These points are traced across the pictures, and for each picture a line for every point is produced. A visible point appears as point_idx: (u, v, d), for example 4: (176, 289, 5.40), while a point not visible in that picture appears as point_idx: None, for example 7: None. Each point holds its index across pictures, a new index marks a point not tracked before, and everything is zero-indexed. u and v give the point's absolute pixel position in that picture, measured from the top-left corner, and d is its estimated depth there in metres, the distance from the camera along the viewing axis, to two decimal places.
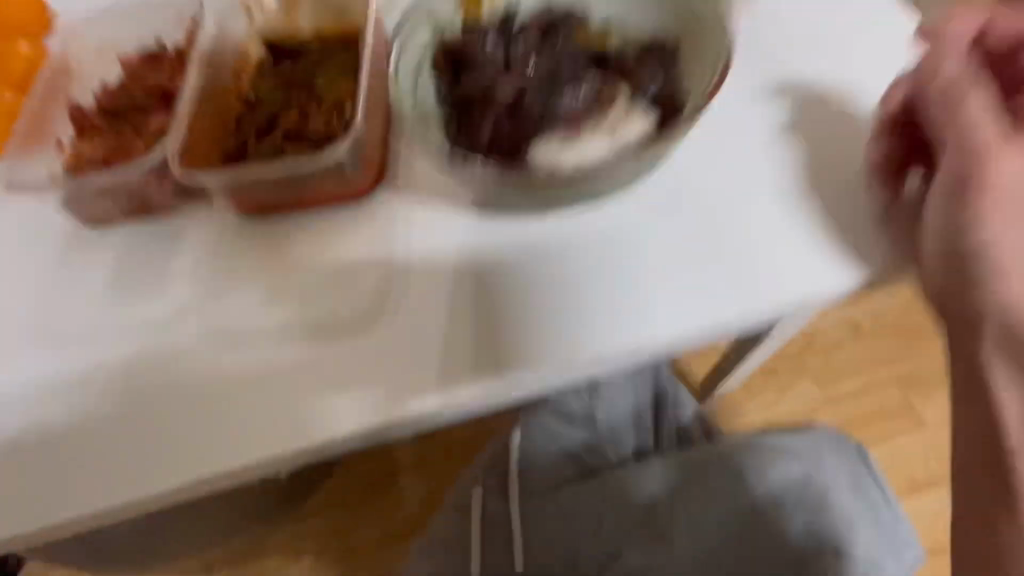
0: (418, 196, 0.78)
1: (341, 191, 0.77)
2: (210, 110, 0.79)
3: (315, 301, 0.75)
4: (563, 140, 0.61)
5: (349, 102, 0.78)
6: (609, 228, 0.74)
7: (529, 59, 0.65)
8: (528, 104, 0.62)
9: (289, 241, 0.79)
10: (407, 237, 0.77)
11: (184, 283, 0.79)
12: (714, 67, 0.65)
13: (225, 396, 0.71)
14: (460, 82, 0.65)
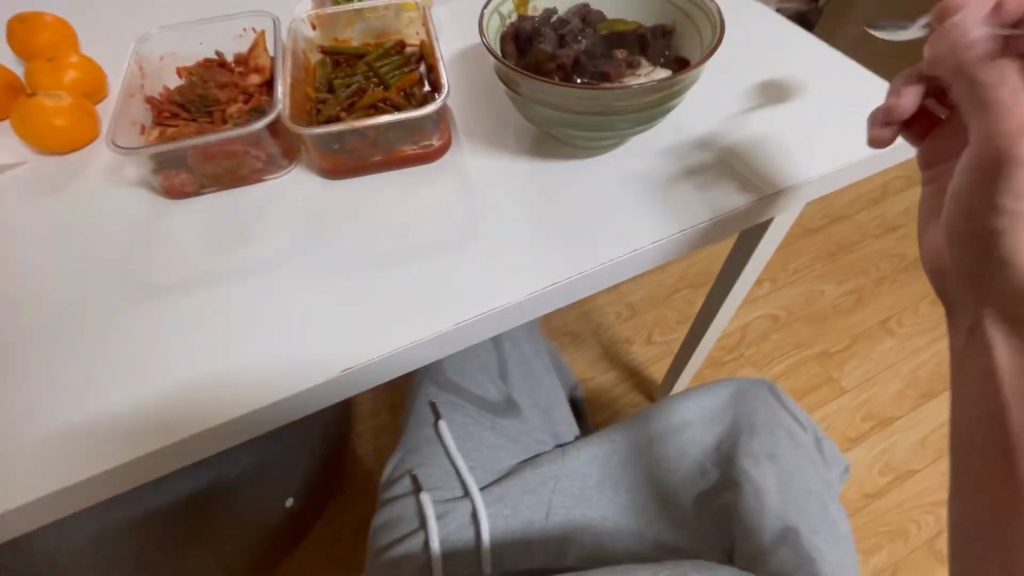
0: (482, 149, 0.96)
1: (418, 146, 0.93)
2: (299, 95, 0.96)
3: (339, 258, 0.86)
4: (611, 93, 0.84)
5: (416, 86, 0.99)
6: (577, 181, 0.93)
7: (576, 37, 0.88)
8: (582, 62, 0.85)
9: (377, 192, 0.92)
10: (477, 179, 0.93)
11: (281, 234, 0.88)
12: (705, 28, 0.87)
13: (285, 330, 0.79)
14: (530, 51, 0.87)
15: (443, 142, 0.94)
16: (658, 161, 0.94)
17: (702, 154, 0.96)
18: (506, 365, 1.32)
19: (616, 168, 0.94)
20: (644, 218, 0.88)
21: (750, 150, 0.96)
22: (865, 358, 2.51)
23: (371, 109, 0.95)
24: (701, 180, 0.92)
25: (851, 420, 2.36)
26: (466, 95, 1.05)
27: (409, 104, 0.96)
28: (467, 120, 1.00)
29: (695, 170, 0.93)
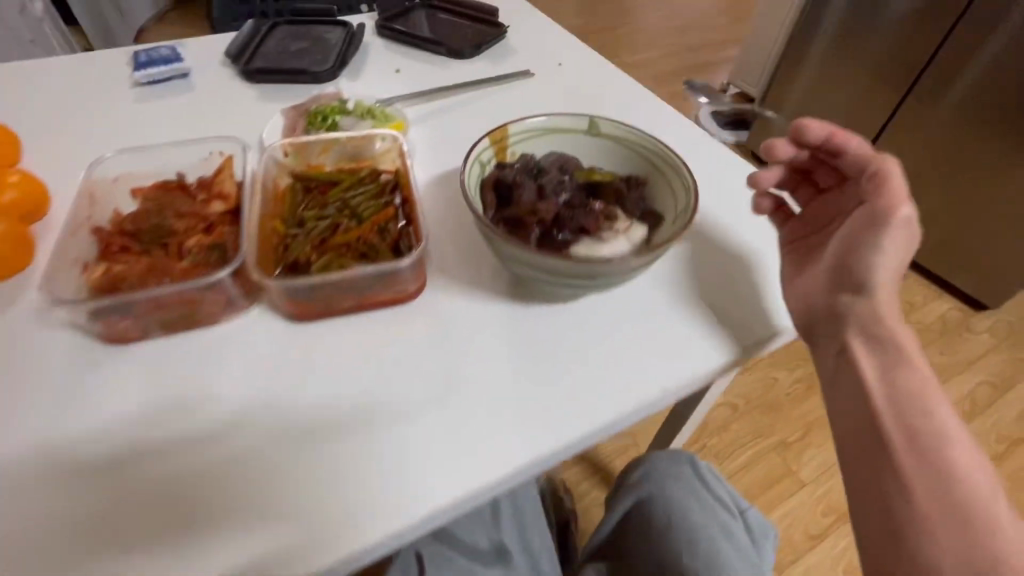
0: (466, 292, 0.93)
1: (391, 293, 0.89)
2: (265, 233, 0.91)
3: (293, 423, 0.77)
4: (588, 248, 0.83)
5: (391, 221, 0.97)
6: (559, 329, 0.90)
7: (555, 190, 0.89)
8: (560, 220, 0.85)
9: (349, 339, 0.86)
10: (460, 325, 0.89)
11: (236, 387, 0.80)
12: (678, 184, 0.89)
13: (235, 519, 0.68)
14: (509, 205, 0.87)
15: (419, 283, 0.90)
16: (641, 308, 0.93)
17: (681, 301, 0.95)
18: (499, 506, 1.25)
19: (599, 315, 0.92)
20: (628, 375, 0.85)
21: (727, 294, 0.97)
22: (822, 448, 2.54)
23: (343, 249, 0.91)
24: (682, 330, 0.91)
25: (809, 515, 2.37)
26: (443, 229, 1.03)
27: (384, 243, 0.93)
28: (443, 258, 0.98)
29: (675, 319, 0.92)
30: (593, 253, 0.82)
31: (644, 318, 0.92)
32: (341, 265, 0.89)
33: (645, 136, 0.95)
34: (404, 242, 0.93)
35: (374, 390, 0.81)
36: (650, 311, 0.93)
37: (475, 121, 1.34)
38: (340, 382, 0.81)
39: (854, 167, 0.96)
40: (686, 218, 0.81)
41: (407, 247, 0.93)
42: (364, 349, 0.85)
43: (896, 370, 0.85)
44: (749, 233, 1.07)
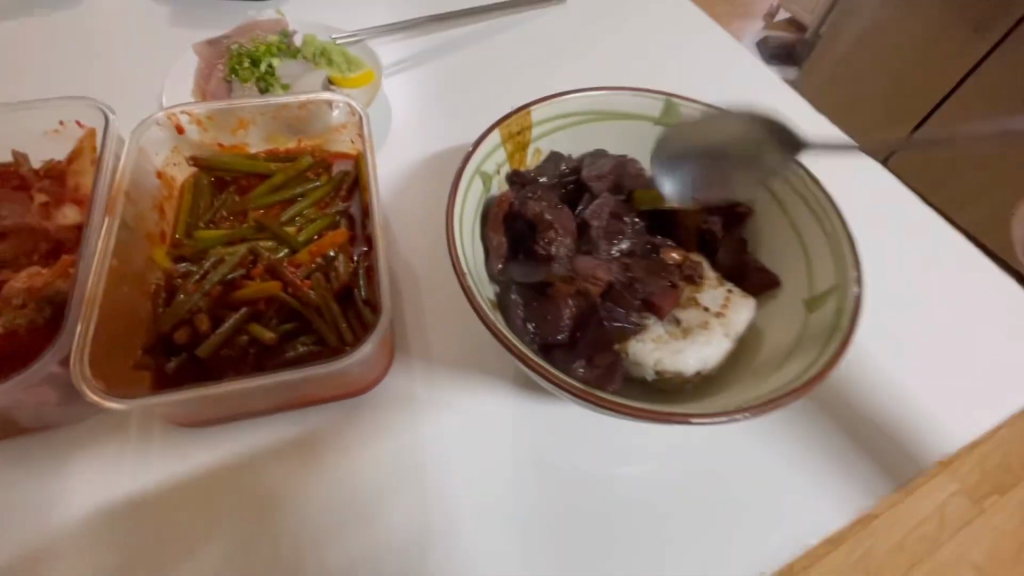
0: (463, 389, 0.59)
1: (330, 388, 0.56)
2: (131, 282, 0.57)
3: None
4: (666, 346, 0.50)
5: (342, 252, 0.63)
6: (597, 446, 0.56)
7: (602, 242, 0.55)
8: (612, 296, 0.52)
9: (265, 474, 0.54)
10: (447, 456, 0.55)
11: (65, 561, 0.49)
12: (814, 224, 0.53)
13: None
14: (529, 266, 0.53)
15: (379, 368, 0.58)
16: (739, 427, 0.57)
17: (801, 409, 0.58)
18: None
19: (675, 444, 0.56)
20: (710, 573, 0.50)
21: (883, 399, 0.59)
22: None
23: (261, 305, 0.58)
24: (803, 479, 0.55)
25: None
26: (425, 265, 0.68)
27: (326, 291, 0.59)
28: (421, 317, 0.64)
29: (792, 451, 0.56)
30: (670, 362, 0.49)
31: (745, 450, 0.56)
32: (255, 336, 0.56)
33: (760, 133, 0.56)
34: (358, 291, 0.60)
35: (294, 552, 0.50)
36: (754, 438, 0.57)
37: (480, 66, 0.90)
38: (245, 538, 0.50)
39: None
40: (842, 308, 0.46)
41: (362, 300, 0.59)
42: (284, 477, 0.54)
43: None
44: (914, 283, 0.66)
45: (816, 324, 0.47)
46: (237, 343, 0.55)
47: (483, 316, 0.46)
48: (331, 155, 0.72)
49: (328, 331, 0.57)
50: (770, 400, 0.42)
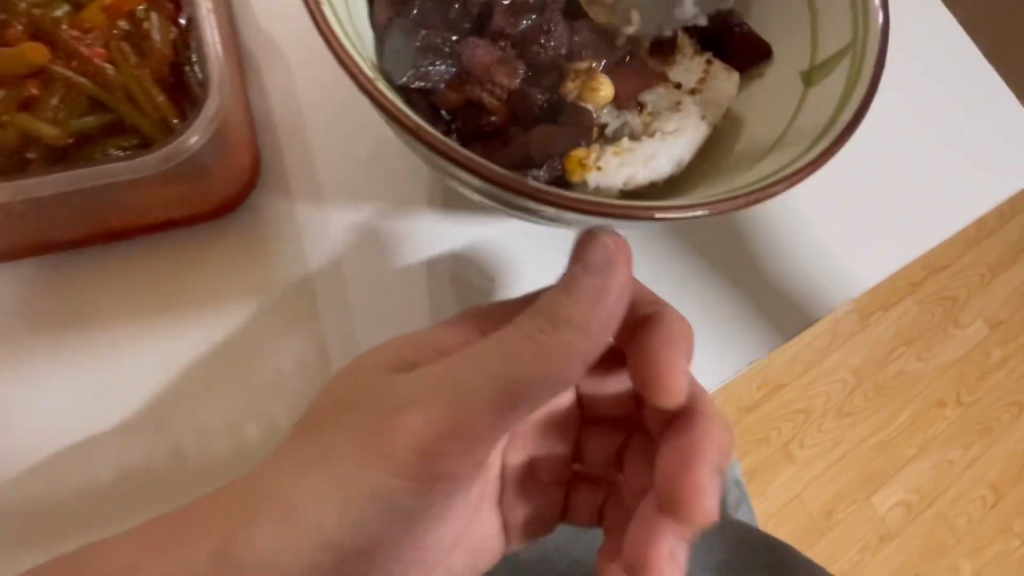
0: (363, 208, 0.44)
1: (179, 198, 0.41)
2: None
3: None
4: (628, 151, 0.37)
5: (156, 13, 0.41)
6: (524, 258, 0.44)
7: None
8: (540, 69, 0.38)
9: (94, 322, 0.41)
10: (340, 295, 0.43)
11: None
12: None
13: None
14: (433, 17, 0.37)
15: (232, 186, 0.42)
16: (701, 239, 0.47)
17: (772, 226, 0.48)
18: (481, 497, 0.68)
19: (637, 276, 0.46)
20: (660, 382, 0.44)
21: (870, 222, 0.48)
22: (787, 347, 1.21)
23: (33, 87, 0.38)
24: (773, 308, 0.46)
25: (772, 482, 1.18)
26: (307, 40, 0.47)
27: (140, 71, 0.40)
28: (298, 109, 0.46)
29: (765, 271, 0.47)
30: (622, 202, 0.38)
31: (710, 271, 0.47)
32: (30, 133, 0.38)
33: None
34: (192, 72, 0.41)
35: (157, 381, 0.40)
36: (718, 257, 0.47)
37: None
38: (93, 372, 0.40)
39: None
40: (854, 77, 0.34)
41: (199, 83, 0.41)
42: (132, 304, 0.42)
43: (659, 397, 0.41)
44: (949, 66, 0.52)
45: (818, 101, 0.35)
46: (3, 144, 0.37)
47: (344, 62, 0.30)
48: None
49: (151, 129, 0.40)
50: (744, 192, 0.31)
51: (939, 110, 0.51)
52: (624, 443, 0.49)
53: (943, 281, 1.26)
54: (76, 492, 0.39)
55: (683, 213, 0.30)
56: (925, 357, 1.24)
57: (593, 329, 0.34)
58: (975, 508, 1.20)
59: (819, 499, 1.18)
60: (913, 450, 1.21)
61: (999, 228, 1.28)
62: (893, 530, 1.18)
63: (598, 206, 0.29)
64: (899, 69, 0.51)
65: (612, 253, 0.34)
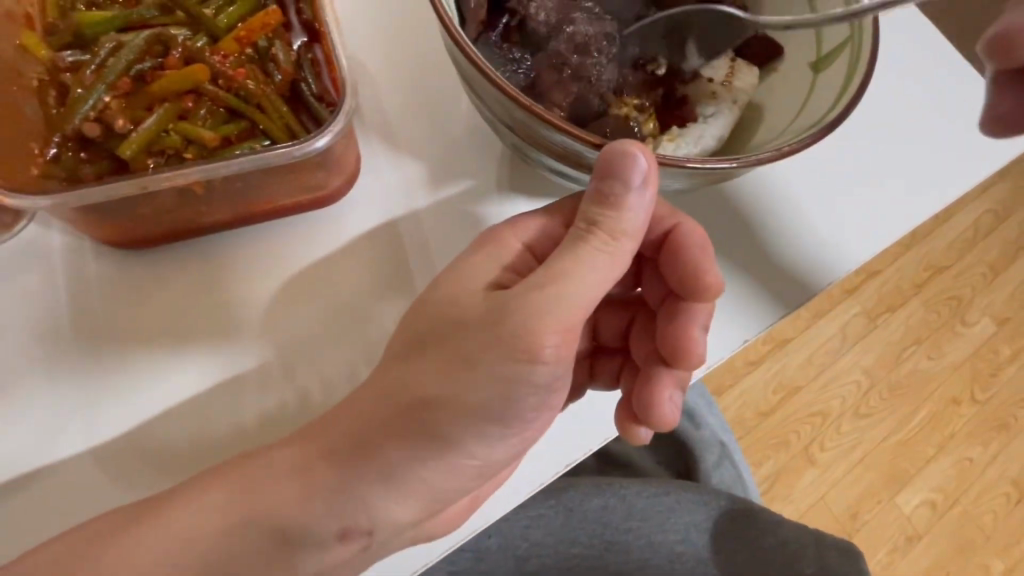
0: (444, 194, 0.54)
1: (300, 189, 0.48)
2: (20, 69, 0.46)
3: (150, 409, 0.46)
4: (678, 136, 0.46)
5: (277, 43, 0.50)
6: None
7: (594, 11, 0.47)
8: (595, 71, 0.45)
9: (228, 291, 0.49)
10: (427, 265, 0.51)
11: (14, 412, 0.46)
12: None
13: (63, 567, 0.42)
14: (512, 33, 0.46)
15: (341, 178, 0.50)
16: (721, 215, 0.53)
17: (781, 203, 0.54)
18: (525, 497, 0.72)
19: None
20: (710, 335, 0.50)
21: (882, 198, 0.55)
22: (800, 351, 1.27)
23: (188, 101, 0.47)
24: (804, 268, 0.52)
25: (795, 485, 1.22)
26: (390, 67, 0.57)
27: (268, 88, 0.49)
28: (386, 119, 0.56)
29: (781, 244, 0.53)
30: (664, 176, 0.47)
31: (731, 242, 0.53)
32: (191, 137, 0.46)
33: None
34: (307, 87, 0.50)
35: (285, 332, 0.48)
36: (735, 230, 0.53)
37: None
38: (230, 332, 0.48)
39: None
40: (855, 60, 0.43)
41: (314, 97, 0.50)
42: (258, 274, 0.50)
43: (691, 280, 0.42)
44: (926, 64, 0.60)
45: (827, 84, 0.44)
46: (169, 146, 0.46)
47: (472, 59, 0.39)
48: None
49: (280, 133, 0.48)
50: (777, 149, 0.39)
51: (927, 105, 0.59)
52: (631, 323, 0.50)
53: (946, 282, 1.33)
54: (220, 437, 0.45)
55: (733, 166, 0.38)
56: (936, 356, 1.30)
57: (634, 231, 0.36)
58: (999, 505, 1.24)
59: (843, 501, 1.22)
60: (931, 450, 1.26)
61: (999, 231, 1.36)
62: (919, 530, 1.22)
63: (674, 159, 0.36)
64: (889, 70, 0.59)
65: (647, 172, 0.33)
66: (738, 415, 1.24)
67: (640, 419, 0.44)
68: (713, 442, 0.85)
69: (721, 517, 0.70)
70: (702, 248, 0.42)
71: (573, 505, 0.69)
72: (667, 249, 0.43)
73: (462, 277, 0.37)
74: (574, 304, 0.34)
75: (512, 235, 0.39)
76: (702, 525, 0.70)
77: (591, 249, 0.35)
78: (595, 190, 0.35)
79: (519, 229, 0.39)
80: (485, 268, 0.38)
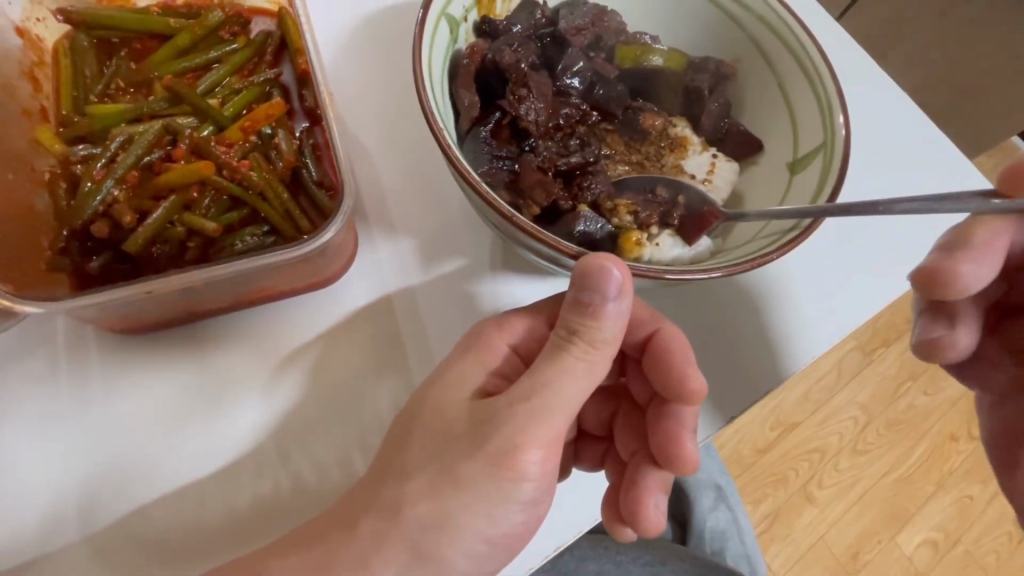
0: (438, 270, 0.55)
1: (299, 275, 0.50)
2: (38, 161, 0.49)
3: (146, 492, 0.46)
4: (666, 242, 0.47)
5: (280, 131, 0.53)
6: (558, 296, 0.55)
7: (581, 107, 0.51)
8: (580, 163, 0.48)
9: (225, 370, 0.50)
10: (422, 340, 0.53)
11: (18, 494, 0.46)
12: (824, 70, 0.47)
13: None
14: (503, 131, 0.49)
15: (340, 262, 0.52)
16: (715, 283, 0.53)
17: (771, 270, 0.54)
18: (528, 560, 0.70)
19: None
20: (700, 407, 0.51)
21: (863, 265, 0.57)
22: (795, 387, 1.28)
23: (193, 191, 0.49)
24: None
25: (795, 526, 1.21)
26: (387, 146, 0.60)
27: (271, 177, 0.51)
28: (384, 196, 0.58)
29: (773, 310, 0.52)
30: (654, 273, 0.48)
31: (725, 313, 0.52)
32: (194, 228, 0.48)
33: None
34: (308, 173, 0.52)
35: (282, 414, 0.49)
36: (728, 298, 0.52)
37: None
38: (228, 411, 0.49)
39: (954, 260, 0.43)
40: (828, 168, 0.44)
41: (314, 184, 0.52)
42: (257, 353, 0.51)
43: (673, 387, 0.44)
44: (901, 134, 0.63)
45: (802, 184, 0.46)
46: (172, 237, 0.48)
47: (459, 168, 0.41)
48: (262, 17, 0.58)
49: (280, 219, 0.50)
50: (755, 256, 0.40)
51: (906, 170, 0.61)
52: (615, 413, 0.52)
53: None
54: (214, 520, 0.46)
55: (714, 274, 0.39)
56: (932, 392, 1.30)
57: (613, 338, 0.37)
58: (1002, 544, 1.23)
59: (843, 541, 1.21)
60: (931, 487, 1.25)
61: None
62: (922, 570, 1.21)
63: (651, 269, 0.39)
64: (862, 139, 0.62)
65: (620, 287, 0.35)
66: (735, 452, 1.24)
67: (626, 520, 0.45)
68: (708, 483, 0.87)
69: None
70: (683, 356, 0.44)
71: (568, 564, 0.69)
72: (649, 353, 0.45)
73: (451, 384, 0.39)
74: (552, 413, 0.36)
75: (499, 337, 0.41)
76: None
77: (573, 356, 0.37)
78: (573, 300, 0.37)
79: (506, 332, 0.42)
80: (473, 374, 0.40)
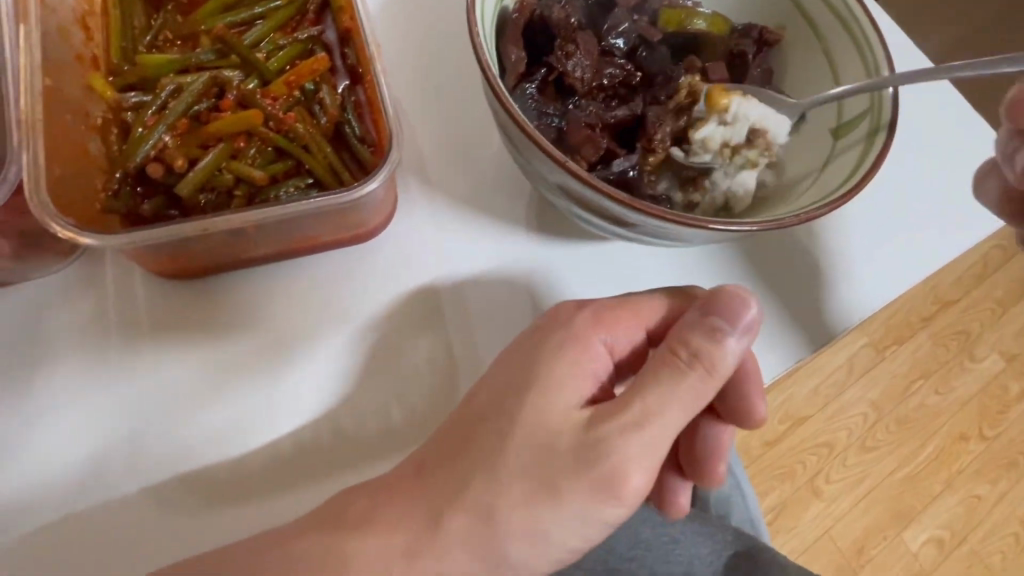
0: (473, 233, 0.56)
1: (342, 227, 0.51)
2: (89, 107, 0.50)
3: (190, 433, 0.48)
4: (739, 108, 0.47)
5: (323, 86, 0.53)
6: (592, 261, 0.55)
7: (626, 68, 0.51)
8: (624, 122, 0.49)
9: (266, 319, 0.51)
10: (456, 300, 0.53)
11: (67, 430, 0.48)
12: (874, 36, 0.47)
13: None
14: (548, 88, 0.49)
15: (381, 217, 0.53)
16: None
17: None
18: None
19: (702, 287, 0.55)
20: None
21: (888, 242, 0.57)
22: (806, 381, 1.27)
23: (240, 141, 0.50)
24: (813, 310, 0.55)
25: (800, 518, 1.22)
26: (424, 111, 0.60)
27: (314, 130, 0.51)
28: (421, 157, 0.58)
29: None
30: (746, 134, 0.47)
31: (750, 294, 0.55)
32: (242, 176, 0.49)
33: None
34: (351, 129, 0.52)
35: (324, 365, 0.50)
36: None
37: None
38: (268, 359, 0.50)
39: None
40: (876, 129, 0.45)
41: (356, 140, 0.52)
42: (298, 306, 0.52)
43: (741, 415, 0.50)
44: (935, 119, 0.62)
45: (845, 147, 0.46)
46: (221, 184, 0.49)
47: (511, 117, 0.42)
48: None
49: (323, 172, 0.51)
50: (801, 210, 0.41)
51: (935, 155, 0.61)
52: None
53: (954, 315, 1.34)
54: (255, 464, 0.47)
55: (758, 228, 0.40)
56: (944, 391, 1.30)
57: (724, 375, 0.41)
58: (1008, 545, 1.23)
59: (849, 535, 1.22)
60: (939, 486, 1.25)
61: (1006, 269, 1.37)
62: (927, 567, 1.21)
63: (697, 219, 0.40)
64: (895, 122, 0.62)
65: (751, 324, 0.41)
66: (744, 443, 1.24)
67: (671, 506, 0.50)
68: None
69: (732, 553, 0.70)
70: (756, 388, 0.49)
71: None
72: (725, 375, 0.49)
73: (559, 390, 0.41)
74: (663, 428, 0.39)
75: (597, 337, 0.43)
76: (705, 558, 0.69)
77: (693, 379, 0.40)
78: (703, 324, 0.41)
79: (600, 330, 0.44)
80: (580, 382, 0.42)
